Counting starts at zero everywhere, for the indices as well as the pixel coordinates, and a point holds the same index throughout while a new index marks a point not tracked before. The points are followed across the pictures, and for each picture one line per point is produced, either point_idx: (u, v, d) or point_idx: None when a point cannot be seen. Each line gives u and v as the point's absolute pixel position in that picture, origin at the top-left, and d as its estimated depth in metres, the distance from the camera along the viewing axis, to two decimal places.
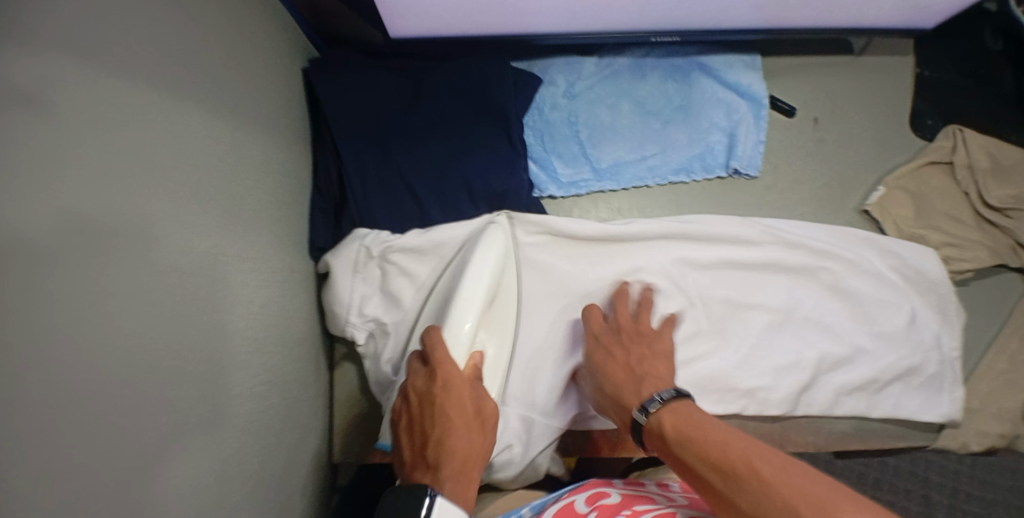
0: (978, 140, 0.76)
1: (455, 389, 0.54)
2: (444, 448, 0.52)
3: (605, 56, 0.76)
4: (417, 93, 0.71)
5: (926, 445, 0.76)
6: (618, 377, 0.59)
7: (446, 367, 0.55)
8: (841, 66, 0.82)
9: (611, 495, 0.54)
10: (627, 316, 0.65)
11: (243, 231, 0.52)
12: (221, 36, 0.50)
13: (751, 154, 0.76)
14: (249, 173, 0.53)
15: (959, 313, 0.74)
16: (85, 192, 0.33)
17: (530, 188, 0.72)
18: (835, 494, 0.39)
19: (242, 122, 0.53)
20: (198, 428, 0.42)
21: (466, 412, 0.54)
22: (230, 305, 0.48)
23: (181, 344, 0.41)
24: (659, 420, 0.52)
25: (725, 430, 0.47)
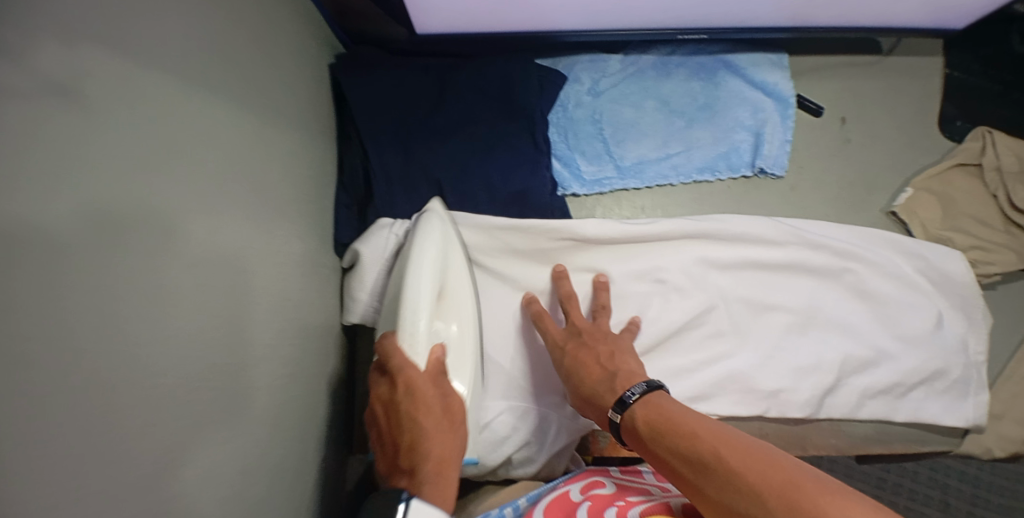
0: (1007, 142, 0.74)
1: (418, 392, 0.52)
2: (417, 452, 0.50)
3: (630, 54, 0.77)
4: (444, 89, 0.72)
5: (947, 450, 0.74)
6: (586, 376, 0.59)
7: (407, 373, 0.52)
8: (870, 67, 0.81)
9: (605, 485, 0.56)
10: (582, 317, 0.65)
11: (268, 221, 0.53)
12: (249, 31, 0.51)
13: (776, 154, 0.75)
14: (273, 165, 0.55)
15: (986, 317, 0.73)
16: (117, 178, 0.34)
17: (553, 186, 0.73)
18: (809, 483, 0.38)
19: (267, 115, 0.54)
20: (217, 411, 0.43)
21: (433, 413, 0.52)
22: (250, 293, 0.49)
23: (204, 329, 0.42)
24: (634, 416, 0.51)
25: (699, 422, 0.47)
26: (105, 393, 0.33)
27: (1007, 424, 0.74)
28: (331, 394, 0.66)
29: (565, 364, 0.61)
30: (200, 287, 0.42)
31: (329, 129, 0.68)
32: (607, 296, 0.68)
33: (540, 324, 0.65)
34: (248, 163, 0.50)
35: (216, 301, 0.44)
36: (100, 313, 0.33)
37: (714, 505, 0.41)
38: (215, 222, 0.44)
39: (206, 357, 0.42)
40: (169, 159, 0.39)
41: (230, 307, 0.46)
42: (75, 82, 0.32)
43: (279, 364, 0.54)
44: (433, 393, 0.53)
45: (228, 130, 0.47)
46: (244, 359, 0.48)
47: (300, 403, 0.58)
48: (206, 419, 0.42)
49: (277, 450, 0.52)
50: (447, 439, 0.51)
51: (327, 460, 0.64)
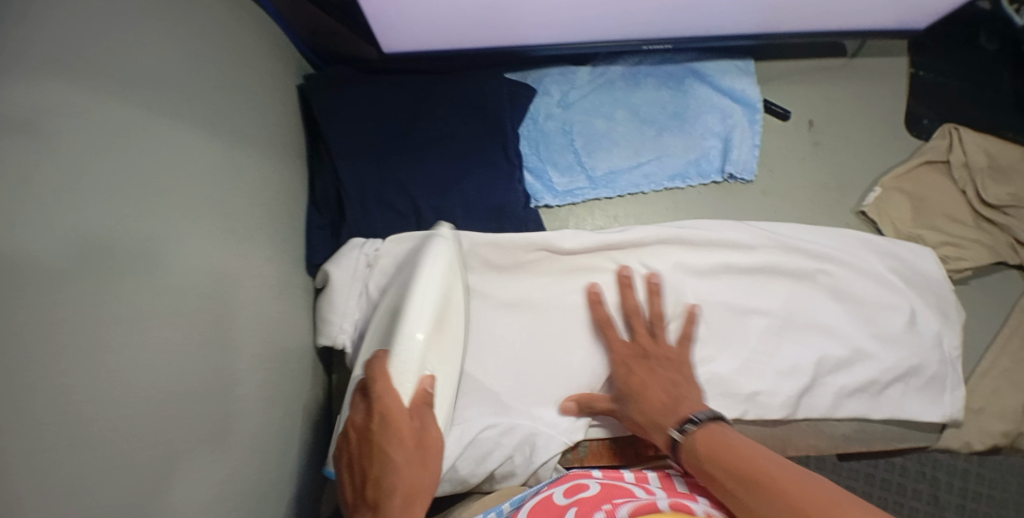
0: (974, 138, 0.75)
1: (393, 424, 0.52)
2: (382, 487, 0.50)
3: (600, 65, 0.78)
4: (416, 104, 0.72)
5: (926, 446, 0.75)
6: (650, 400, 0.62)
7: (385, 402, 0.53)
8: (836, 69, 0.81)
9: (589, 487, 0.56)
10: (646, 335, 0.67)
11: (238, 245, 0.53)
12: (212, 56, 0.52)
13: (746, 159, 0.76)
14: (242, 189, 0.55)
15: (959, 312, 0.74)
16: (69, 208, 0.34)
17: (526, 199, 0.74)
18: (854, 508, 0.44)
19: (233, 138, 0.54)
20: (184, 436, 0.43)
21: (407, 446, 0.52)
22: (223, 319, 0.49)
23: (172, 356, 0.42)
24: (694, 441, 0.56)
25: (751, 454, 0.52)
26: (58, 425, 0.32)
27: (988, 418, 0.74)
28: (306, 416, 0.66)
29: (630, 382, 0.65)
30: (165, 311, 0.42)
31: (299, 150, 0.68)
32: (633, 299, 0.69)
33: (603, 330, 0.68)
34: (215, 187, 0.50)
35: (186, 325, 0.44)
36: (54, 340, 0.33)
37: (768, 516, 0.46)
38: (181, 246, 0.44)
39: (175, 379, 0.42)
40: (126, 183, 0.39)
41: (202, 329, 0.46)
42: (19, 115, 0.32)
43: (251, 386, 0.53)
44: (405, 427, 0.53)
45: (192, 155, 0.47)
46: (216, 380, 0.47)
47: (273, 424, 0.57)
48: (173, 447, 0.42)
49: (249, 474, 0.52)
50: (414, 475, 0.52)
51: (302, 481, 0.63)
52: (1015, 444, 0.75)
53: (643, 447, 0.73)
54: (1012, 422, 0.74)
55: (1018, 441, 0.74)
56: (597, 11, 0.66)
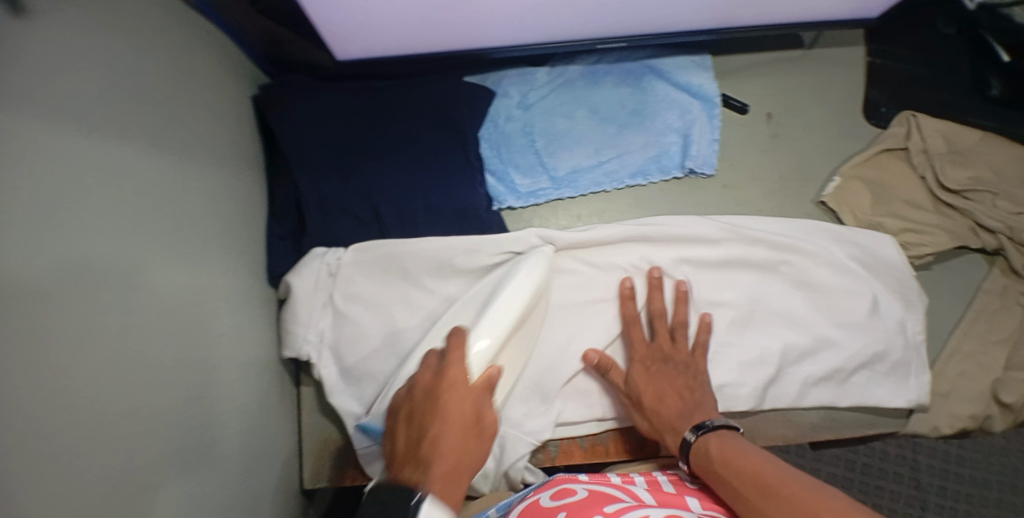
0: (932, 124, 0.76)
1: (457, 391, 0.56)
2: (436, 446, 0.52)
3: (557, 65, 0.78)
4: (375, 111, 0.72)
5: (894, 431, 0.75)
6: (664, 399, 0.65)
7: (456, 373, 0.57)
8: (794, 60, 0.81)
9: (577, 492, 0.56)
10: (667, 339, 0.69)
11: (187, 261, 0.53)
12: (160, 71, 0.52)
13: (706, 153, 0.76)
14: (192, 203, 0.55)
15: (922, 297, 0.75)
16: (22, 229, 0.34)
17: (488, 202, 0.74)
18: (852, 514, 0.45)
19: (182, 153, 0.54)
20: (133, 454, 0.43)
21: (466, 419, 0.55)
22: (168, 335, 0.49)
23: (119, 374, 0.42)
24: (707, 444, 0.58)
25: (759, 460, 0.53)
26: (14, 449, 0.32)
27: (955, 401, 0.75)
28: (271, 428, 0.66)
29: (643, 381, 0.67)
30: (109, 333, 0.42)
31: (257, 161, 0.68)
32: (657, 299, 0.71)
33: (629, 328, 0.70)
34: (163, 203, 0.50)
35: (132, 344, 0.44)
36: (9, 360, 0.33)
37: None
38: (128, 266, 0.44)
39: (123, 399, 0.42)
40: (73, 202, 0.39)
41: (149, 348, 0.46)
42: None
43: (207, 400, 0.54)
44: (469, 400, 0.56)
45: (137, 170, 0.47)
46: (165, 398, 0.48)
47: (234, 437, 0.58)
48: (122, 465, 0.41)
49: (205, 488, 0.52)
50: (466, 444, 0.54)
51: (270, 491, 0.64)
52: (984, 427, 0.76)
53: (612, 445, 0.73)
54: (979, 404, 0.74)
55: (986, 423, 0.75)
56: (547, 12, 0.66)
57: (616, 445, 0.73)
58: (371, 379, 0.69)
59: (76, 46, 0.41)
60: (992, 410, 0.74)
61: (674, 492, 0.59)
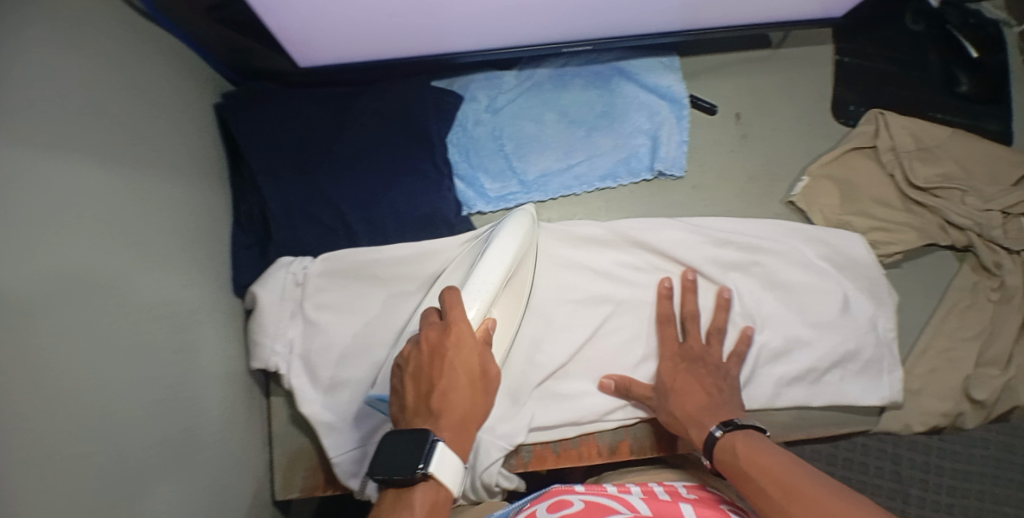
0: (900, 122, 0.76)
1: (466, 349, 0.57)
2: (446, 400, 0.54)
3: (524, 68, 0.77)
4: (340, 118, 0.71)
5: (867, 429, 0.75)
6: (687, 398, 0.65)
7: (461, 328, 0.57)
8: (762, 60, 0.81)
9: (573, 504, 0.56)
10: (698, 340, 0.70)
11: (143, 277, 0.52)
12: (114, 85, 0.51)
13: (675, 155, 0.76)
14: (150, 218, 0.54)
15: (893, 295, 0.75)
16: None
17: (458, 207, 0.73)
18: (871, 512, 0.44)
19: (139, 168, 0.53)
20: (82, 477, 0.42)
21: (472, 372, 0.56)
22: (122, 354, 0.48)
23: (67, 397, 0.41)
24: (731, 439, 0.59)
25: (785, 462, 0.53)
26: None
27: (927, 399, 0.75)
28: (239, 441, 0.65)
29: (671, 380, 0.67)
30: (57, 357, 0.41)
31: (221, 171, 0.68)
32: (691, 299, 0.71)
33: (664, 327, 0.71)
34: (118, 220, 0.49)
35: (81, 365, 0.43)
36: None
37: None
38: (77, 286, 0.44)
39: (71, 421, 0.42)
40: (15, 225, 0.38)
41: (101, 367, 0.45)
42: None
43: (167, 417, 0.53)
44: (478, 355, 0.57)
45: (91, 188, 0.46)
46: (121, 419, 0.47)
47: (198, 452, 0.57)
48: (69, 490, 0.41)
49: (166, 507, 0.51)
50: (472, 396, 0.56)
51: (240, 504, 0.63)
52: (956, 424, 0.76)
53: (585, 448, 0.72)
54: (951, 401, 0.75)
55: (958, 420, 0.75)
56: (510, 16, 0.65)
57: (589, 448, 0.72)
58: (341, 388, 0.69)
59: (28, 63, 0.40)
60: (964, 407, 0.74)
61: (669, 500, 0.59)
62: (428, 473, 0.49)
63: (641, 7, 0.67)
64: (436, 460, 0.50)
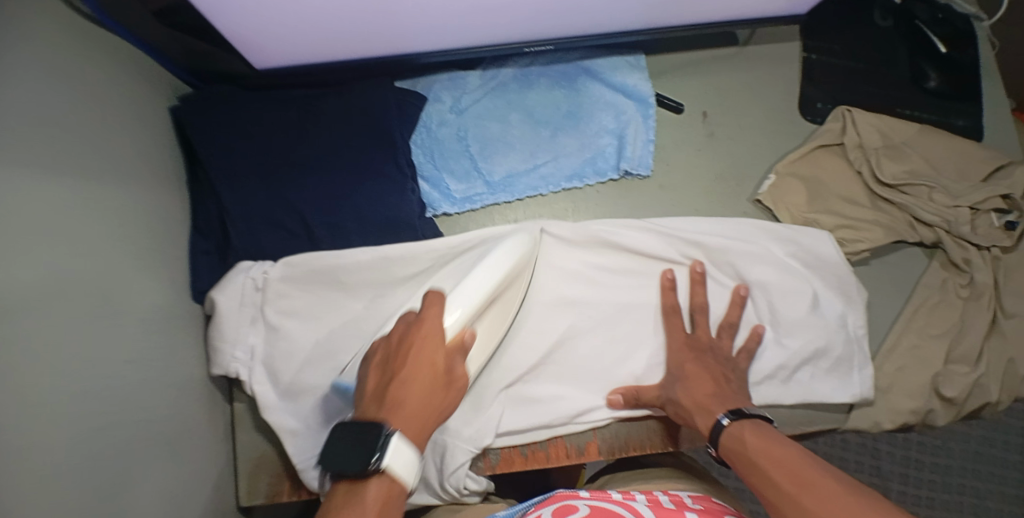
0: (866, 119, 0.76)
1: (431, 344, 0.57)
2: (403, 390, 0.54)
3: (488, 68, 0.76)
4: (300, 120, 0.70)
5: (835, 427, 0.75)
6: (696, 386, 0.66)
7: (429, 324, 0.58)
8: (728, 58, 0.80)
9: (578, 510, 0.56)
10: (706, 332, 0.71)
11: (96, 283, 0.51)
12: (64, 87, 0.49)
13: (640, 154, 0.75)
14: (102, 224, 0.53)
15: (862, 293, 0.74)
16: None
17: (421, 209, 0.72)
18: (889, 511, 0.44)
19: (91, 176, 0.52)
20: (35, 489, 0.41)
21: (435, 368, 0.56)
22: (76, 363, 0.47)
23: (17, 408, 0.40)
24: (740, 429, 0.59)
25: (797, 455, 0.53)
26: None
27: (895, 396, 0.75)
28: (199, 449, 0.64)
29: (683, 370, 0.68)
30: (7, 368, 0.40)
31: (179, 175, 0.67)
32: (701, 291, 0.72)
33: (673, 318, 0.71)
34: (69, 229, 0.48)
35: (32, 375, 0.42)
36: None
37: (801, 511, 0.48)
38: (27, 293, 0.42)
39: (20, 432, 0.40)
40: None
41: (54, 375, 0.44)
42: None
43: (124, 430, 0.52)
44: (441, 351, 0.57)
45: (41, 196, 0.45)
46: (73, 431, 0.46)
47: (156, 465, 0.56)
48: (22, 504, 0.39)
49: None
50: (431, 393, 0.55)
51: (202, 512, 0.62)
52: (926, 421, 0.75)
53: (553, 450, 0.72)
54: (920, 399, 0.74)
55: (928, 417, 0.75)
56: (472, 16, 0.64)
57: (557, 450, 0.72)
58: (305, 392, 0.68)
59: None
60: (933, 405, 0.74)
61: (674, 508, 0.59)
62: (381, 466, 0.49)
63: (608, 5, 0.66)
64: (392, 453, 0.49)
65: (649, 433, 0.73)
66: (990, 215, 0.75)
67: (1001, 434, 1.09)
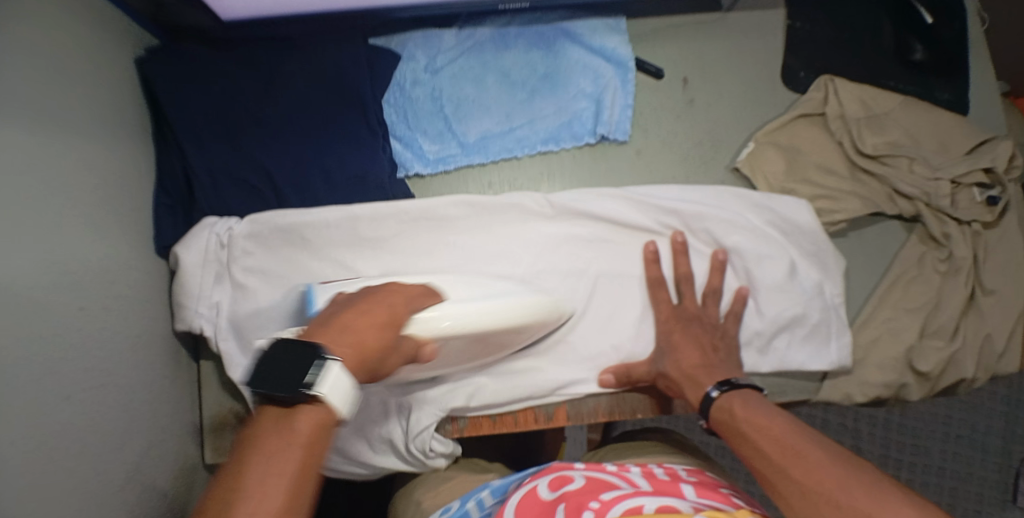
0: (848, 89, 0.75)
1: (392, 303, 0.53)
2: (353, 323, 0.48)
3: (464, 27, 0.75)
4: (268, 74, 0.69)
5: (806, 399, 0.75)
6: (685, 357, 0.66)
7: (395, 294, 0.55)
8: (711, 24, 0.79)
9: (574, 479, 0.54)
10: (693, 302, 0.70)
11: (55, 226, 0.50)
12: (24, 22, 0.48)
13: (618, 119, 0.74)
14: (63, 167, 0.51)
15: (840, 261, 0.73)
16: None
17: (392, 168, 0.71)
18: (883, 487, 0.43)
19: (46, 115, 0.50)
20: None
21: (388, 321, 0.51)
22: (35, 303, 0.46)
23: None
24: (730, 401, 0.59)
25: (786, 425, 0.53)
26: None
27: (868, 370, 0.74)
28: (162, 404, 0.63)
29: (670, 342, 0.68)
30: None
31: (142, 128, 0.65)
32: (685, 262, 0.70)
33: (659, 289, 0.70)
34: (24, 169, 0.46)
35: None
36: None
37: (793, 483, 0.47)
38: None
39: None
40: None
41: (12, 313, 0.43)
42: None
43: (81, 378, 0.51)
44: (406, 313, 0.54)
45: None
46: (33, 371, 0.45)
47: (113, 417, 0.55)
48: None
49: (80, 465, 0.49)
50: (379, 334, 0.49)
51: (161, 470, 0.61)
52: (900, 396, 0.75)
53: (521, 416, 0.71)
54: (895, 373, 0.73)
55: (902, 392, 0.74)
56: None
57: (525, 415, 0.71)
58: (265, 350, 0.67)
59: None
60: (907, 379, 0.73)
61: (669, 480, 0.58)
62: (318, 392, 0.40)
63: None
64: (330, 379, 0.41)
65: (619, 402, 0.72)
66: (972, 190, 0.74)
67: (984, 416, 1.09)
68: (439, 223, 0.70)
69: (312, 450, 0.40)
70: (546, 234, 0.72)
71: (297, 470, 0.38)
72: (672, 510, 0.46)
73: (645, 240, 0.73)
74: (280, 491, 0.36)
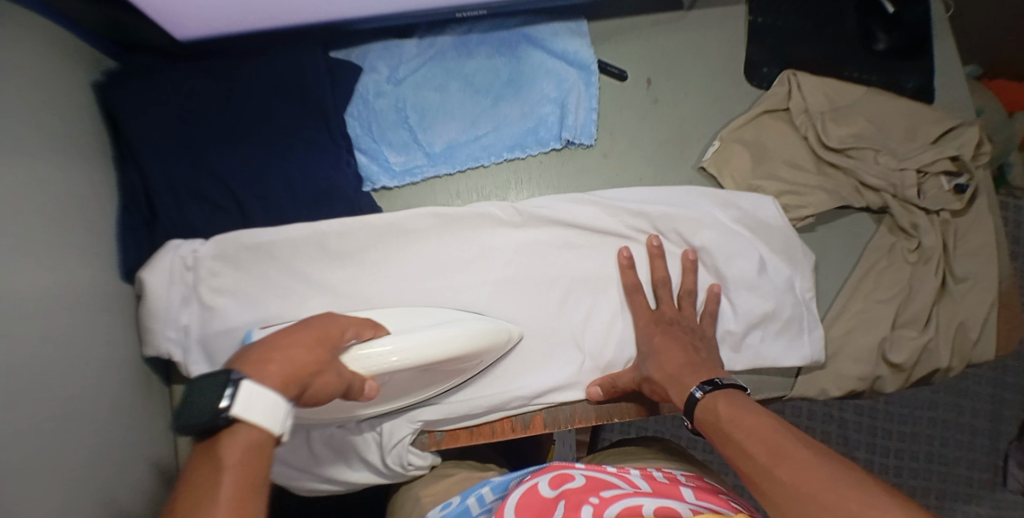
0: (812, 83, 0.75)
1: (314, 325, 0.51)
2: (279, 347, 0.45)
3: (425, 36, 0.75)
4: (226, 92, 0.68)
5: (782, 395, 0.75)
6: (667, 357, 0.65)
7: (322, 318, 0.52)
8: (673, 23, 0.79)
9: (574, 479, 0.54)
10: (670, 306, 0.71)
11: (26, 260, 0.50)
12: None
13: (583, 122, 0.74)
14: (29, 199, 0.51)
15: (809, 256, 0.73)
16: None
17: (358, 182, 0.71)
18: (870, 485, 0.42)
19: (11, 148, 0.50)
20: None
21: (315, 342, 0.48)
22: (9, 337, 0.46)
23: None
24: (715, 400, 0.58)
25: (768, 424, 0.52)
26: None
27: (842, 362, 0.74)
28: (137, 429, 0.63)
29: (651, 345, 0.68)
30: None
31: (103, 151, 0.65)
32: (662, 265, 0.71)
33: (636, 294, 0.71)
34: None
35: None
36: None
37: (778, 484, 0.46)
38: None
39: None
40: None
41: None
42: None
43: (58, 408, 0.51)
44: (336, 334, 0.51)
45: None
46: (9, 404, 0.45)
47: (90, 443, 0.55)
48: None
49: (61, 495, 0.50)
50: (311, 352, 0.47)
51: (140, 494, 0.61)
52: (875, 388, 0.75)
53: (498, 425, 0.71)
54: (870, 365, 0.73)
55: (877, 384, 0.74)
56: None
57: (502, 424, 0.71)
58: None
59: None
60: (881, 371, 0.73)
61: (669, 483, 0.57)
62: (232, 413, 0.38)
63: None
64: (245, 399, 0.39)
65: (598, 408, 0.72)
66: (939, 179, 0.74)
67: (969, 400, 1.09)
68: (405, 236, 0.70)
69: (248, 471, 0.38)
70: (514, 243, 0.72)
71: (236, 487, 0.36)
72: (671, 511, 0.46)
73: (618, 245, 0.73)
74: (225, 509, 0.34)
